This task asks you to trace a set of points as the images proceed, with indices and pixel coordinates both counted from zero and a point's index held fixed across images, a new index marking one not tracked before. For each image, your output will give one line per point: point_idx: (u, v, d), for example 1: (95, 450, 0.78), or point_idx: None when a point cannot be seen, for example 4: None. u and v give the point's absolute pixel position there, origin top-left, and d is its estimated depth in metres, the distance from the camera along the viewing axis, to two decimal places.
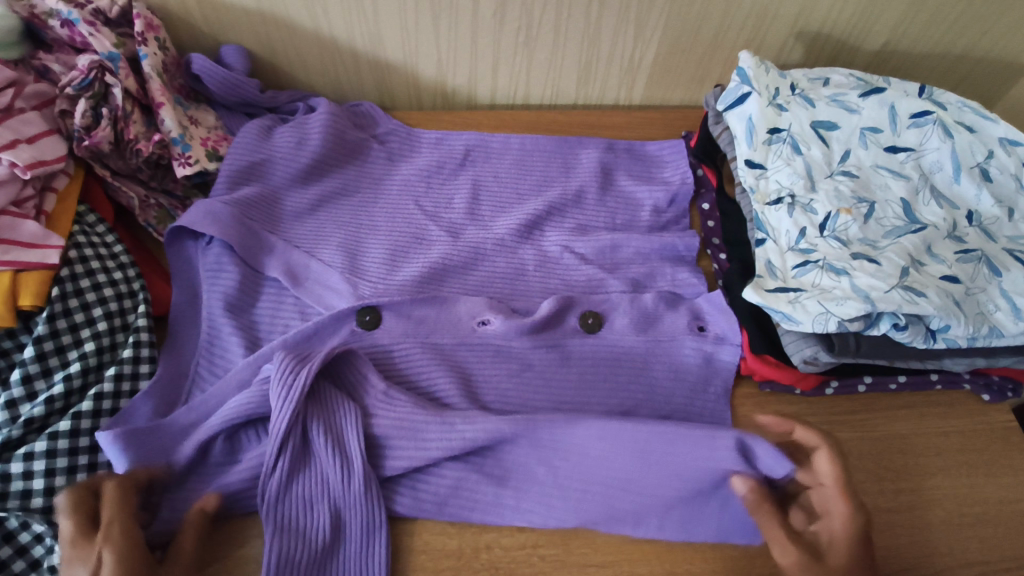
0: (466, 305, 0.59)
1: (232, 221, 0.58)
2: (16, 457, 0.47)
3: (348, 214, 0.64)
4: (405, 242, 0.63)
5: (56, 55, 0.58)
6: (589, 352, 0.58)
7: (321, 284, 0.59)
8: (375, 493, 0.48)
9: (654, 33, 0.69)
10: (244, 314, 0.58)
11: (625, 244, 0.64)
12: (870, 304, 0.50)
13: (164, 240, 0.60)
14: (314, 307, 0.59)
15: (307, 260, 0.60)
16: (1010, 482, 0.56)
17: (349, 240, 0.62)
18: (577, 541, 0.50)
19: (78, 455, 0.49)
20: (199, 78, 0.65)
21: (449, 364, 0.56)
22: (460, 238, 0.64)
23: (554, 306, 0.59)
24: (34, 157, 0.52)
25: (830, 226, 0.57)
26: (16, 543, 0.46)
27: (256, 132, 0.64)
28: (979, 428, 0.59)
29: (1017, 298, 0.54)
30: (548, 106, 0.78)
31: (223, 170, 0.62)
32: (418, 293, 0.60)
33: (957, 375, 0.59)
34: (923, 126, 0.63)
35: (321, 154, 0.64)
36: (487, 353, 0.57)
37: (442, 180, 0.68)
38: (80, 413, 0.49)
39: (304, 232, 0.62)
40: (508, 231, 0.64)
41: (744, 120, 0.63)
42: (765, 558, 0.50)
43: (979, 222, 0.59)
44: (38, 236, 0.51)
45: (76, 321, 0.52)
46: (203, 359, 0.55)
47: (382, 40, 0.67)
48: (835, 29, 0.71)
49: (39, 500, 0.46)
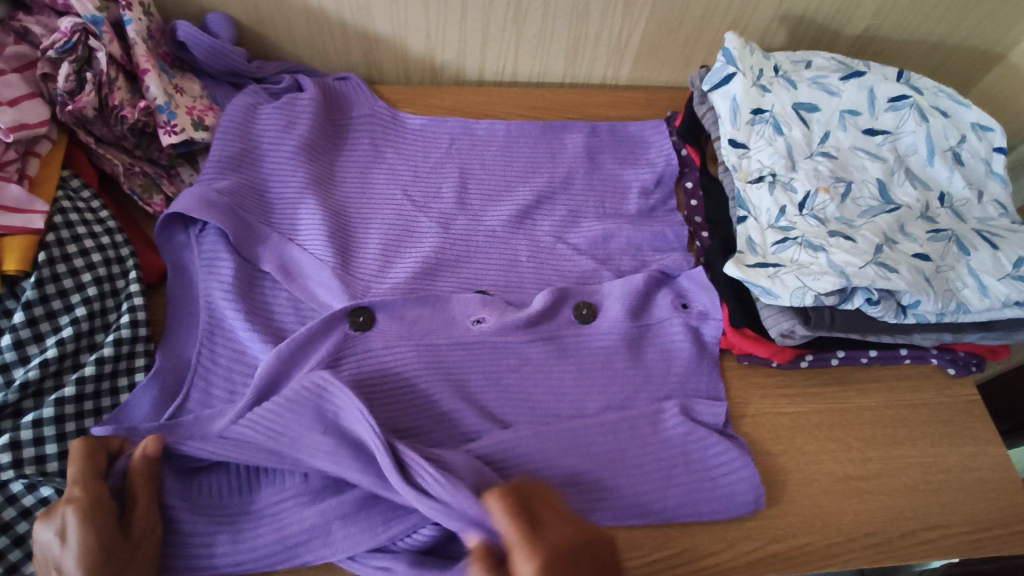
0: (460, 304, 0.59)
1: (226, 210, 0.57)
2: (24, 424, 0.47)
3: (338, 204, 0.64)
4: (396, 233, 0.63)
5: (36, 18, 0.56)
6: (581, 341, 0.59)
7: (314, 277, 0.59)
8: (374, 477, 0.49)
9: (642, 13, 0.69)
10: (250, 297, 0.57)
11: (617, 235, 0.65)
12: (845, 279, 0.52)
13: (153, 233, 0.57)
14: (308, 302, 0.58)
15: (299, 253, 0.59)
16: (970, 450, 0.59)
17: (340, 230, 0.62)
18: None
19: (84, 419, 0.50)
20: (185, 46, 0.64)
21: (441, 364, 0.56)
22: (450, 228, 0.64)
23: (549, 298, 0.59)
24: (16, 120, 0.52)
25: (809, 205, 0.59)
26: (20, 505, 0.46)
27: (243, 112, 0.63)
28: (944, 400, 0.62)
29: (983, 276, 0.57)
30: (535, 84, 0.79)
31: (212, 155, 0.61)
32: (412, 293, 0.60)
33: (925, 350, 0.61)
34: (899, 110, 0.65)
35: (311, 142, 0.64)
36: (482, 350, 0.57)
37: (430, 169, 0.68)
38: (82, 378, 0.50)
39: (295, 219, 0.61)
40: (499, 222, 0.65)
41: (728, 100, 0.64)
42: (737, 523, 0.52)
43: (950, 204, 0.62)
44: (21, 201, 0.51)
45: (65, 287, 0.51)
46: (205, 348, 0.54)
47: (372, 13, 0.67)
48: (818, 13, 0.72)
49: (54, 464, 0.47)
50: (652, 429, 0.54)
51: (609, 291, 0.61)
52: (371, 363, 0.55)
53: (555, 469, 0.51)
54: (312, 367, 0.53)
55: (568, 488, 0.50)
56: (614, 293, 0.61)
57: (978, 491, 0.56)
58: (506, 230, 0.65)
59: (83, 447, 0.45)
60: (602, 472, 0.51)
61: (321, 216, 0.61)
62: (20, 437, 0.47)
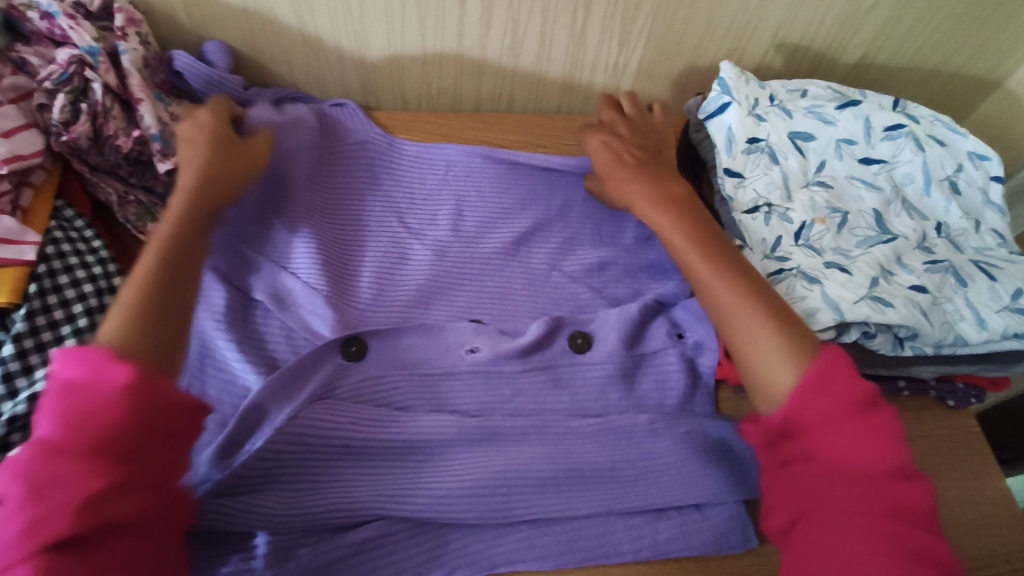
0: (454, 332, 0.59)
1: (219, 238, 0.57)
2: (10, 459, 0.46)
3: (334, 233, 0.63)
4: (389, 263, 0.63)
5: (34, 48, 0.57)
6: (576, 372, 0.58)
7: (307, 304, 0.58)
8: (361, 511, 0.49)
9: (638, 41, 0.70)
10: (243, 326, 0.57)
11: (612, 263, 0.65)
12: (840, 315, 0.53)
13: None
14: (300, 332, 0.57)
15: (293, 281, 0.59)
16: (969, 484, 0.58)
17: (335, 261, 0.61)
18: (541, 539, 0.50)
19: None
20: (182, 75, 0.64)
21: (433, 395, 0.55)
22: (445, 256, 0.64)
23: (543, 328, 0.59)
24: (12, 151, 0.52)
25: (805, 235, 0.59)
26: None
27: None
28: (943, 433, 0.60)
29: (981, 308, 0.56)
30: (532, 111, 0.79)
31: None
32: (404, 322, 0.60)
33: (924, 381, 0.60)
34: (896, 139, 0.65)
35: (307, 172, 0.64)
36: (476, 380, 0.57)
37: (425, 197, 0.67)
38: None
39: (287, 246, 0.61)
40: (495, 251, 0.65)
41: (724, 129, 0.64)
42: (735, 559, 0.51)
43: (947, 234, 0.61)
44: (14, 232, 0.51)
45: (56, 318, 0.51)
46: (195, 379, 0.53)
47: (369, 40, 0.68)
48: (814, 42, 0.73)
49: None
50: (647, 462, 0.53)
51: (604, 320, 0.61)
52: (362, 393, 0.55)
53: (545, 505, 0.50)
54: (302, 400, 0.51)
55: (558, 522, 0.50)
56: (609, 322, 0.61)
57: (977, 526, 0.55)
58: (500, 256, 0.65)
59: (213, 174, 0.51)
60: (595, 507, 0.51)
61: (314, 246, 0.60)
62: None
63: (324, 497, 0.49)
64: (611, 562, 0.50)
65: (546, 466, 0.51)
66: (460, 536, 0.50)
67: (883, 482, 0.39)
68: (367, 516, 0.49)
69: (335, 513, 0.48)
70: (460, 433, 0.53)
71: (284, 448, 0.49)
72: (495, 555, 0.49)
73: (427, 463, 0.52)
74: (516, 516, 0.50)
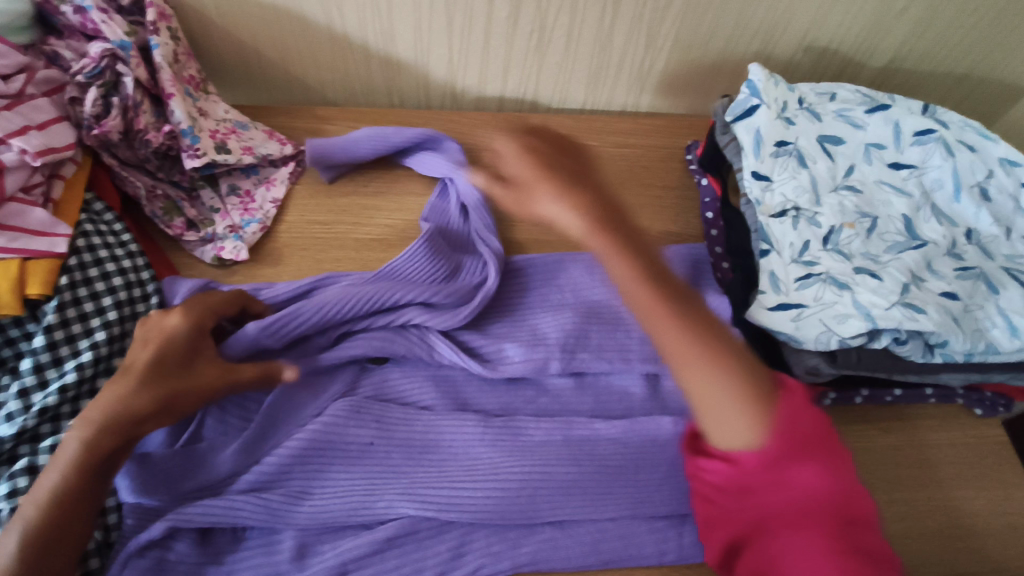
0: (476, 334, 0.59)
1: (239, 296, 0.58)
2: (42, 450, 0.47)
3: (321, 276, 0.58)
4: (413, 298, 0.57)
5: (67, 42, 0.57)
6: (599, 373, 0.58)
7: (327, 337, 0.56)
8: (384, 508, 0.49)
9: (665, 42, 0.69)
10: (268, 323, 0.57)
11: None
12: (871, 322, 0.52)
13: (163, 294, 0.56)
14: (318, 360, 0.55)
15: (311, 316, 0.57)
16: (999, 495, 0.56)
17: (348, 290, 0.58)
18: (564, 539, 0.49)
19: None
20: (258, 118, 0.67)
21: (457, 394, 0.55)
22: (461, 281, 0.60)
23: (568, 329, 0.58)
24: (44, 144, 0.52)
25: (833, 240, 0.59)
26: None
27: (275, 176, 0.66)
28: (972, 442, 0.59)
29: (1014, 316, 0.56)
30: (555, 110, 0.79)
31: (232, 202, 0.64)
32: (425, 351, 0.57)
33: (952, 389, 0.60)
34: (925, 144, 0.64)
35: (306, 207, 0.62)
36: (499, 382, 0.57)
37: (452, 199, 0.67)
38: None
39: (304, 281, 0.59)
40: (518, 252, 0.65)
41: (752, 131, 0.63)
42: None
43: (977, 240, 0.60)
44: (46, 224, 0.51)
45: (86, 310, 0.52)
46: None
47: (395, 38, 0.68)
48: (842, 45, 0.72)
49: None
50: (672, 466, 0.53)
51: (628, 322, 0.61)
52: (386, 391, 0.55)
53: (568, 506, 0.50)
54: (328, 398, 0.53)
55: (581, 523, 0.50)
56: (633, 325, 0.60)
57: (1009, 536, 0.54)
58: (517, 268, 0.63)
59: (155, 405, 0.45)
60: (619, 510, 0.50)
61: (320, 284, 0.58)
62: (38, 462, 0.46)
63: (346, 494, 0.49)
64: (634, 566, 0.49)
65: (571, 469, 0.51)
66: (483, 536, 0.49)
67: (776, 461, 0.39)
68: (390, 514, 0.49)
69: (358, 511, 0.48)
70: (486, 433, 0.52)
71: (310, 446, 0.50)
72: (519, 557, 0.48)
73: (452, 461, 0.51)
74: (538, 516, 0.49)
